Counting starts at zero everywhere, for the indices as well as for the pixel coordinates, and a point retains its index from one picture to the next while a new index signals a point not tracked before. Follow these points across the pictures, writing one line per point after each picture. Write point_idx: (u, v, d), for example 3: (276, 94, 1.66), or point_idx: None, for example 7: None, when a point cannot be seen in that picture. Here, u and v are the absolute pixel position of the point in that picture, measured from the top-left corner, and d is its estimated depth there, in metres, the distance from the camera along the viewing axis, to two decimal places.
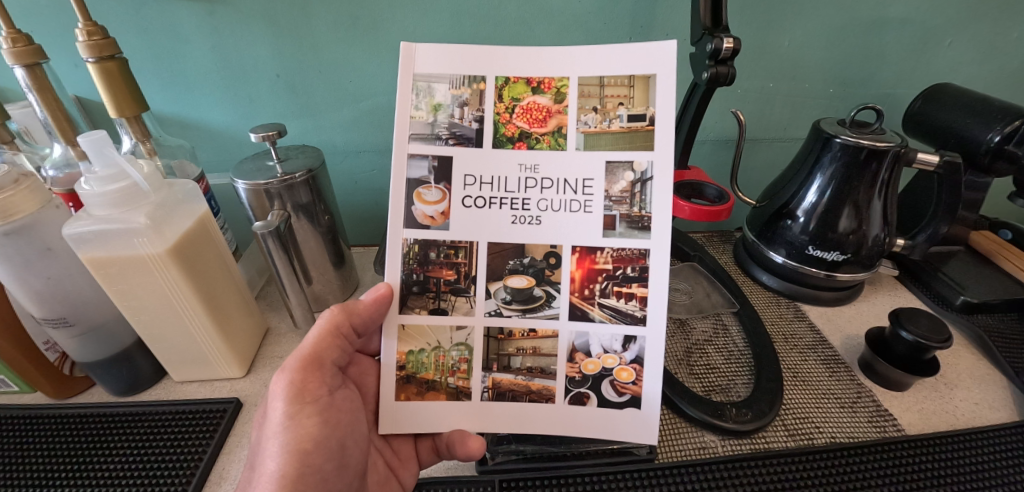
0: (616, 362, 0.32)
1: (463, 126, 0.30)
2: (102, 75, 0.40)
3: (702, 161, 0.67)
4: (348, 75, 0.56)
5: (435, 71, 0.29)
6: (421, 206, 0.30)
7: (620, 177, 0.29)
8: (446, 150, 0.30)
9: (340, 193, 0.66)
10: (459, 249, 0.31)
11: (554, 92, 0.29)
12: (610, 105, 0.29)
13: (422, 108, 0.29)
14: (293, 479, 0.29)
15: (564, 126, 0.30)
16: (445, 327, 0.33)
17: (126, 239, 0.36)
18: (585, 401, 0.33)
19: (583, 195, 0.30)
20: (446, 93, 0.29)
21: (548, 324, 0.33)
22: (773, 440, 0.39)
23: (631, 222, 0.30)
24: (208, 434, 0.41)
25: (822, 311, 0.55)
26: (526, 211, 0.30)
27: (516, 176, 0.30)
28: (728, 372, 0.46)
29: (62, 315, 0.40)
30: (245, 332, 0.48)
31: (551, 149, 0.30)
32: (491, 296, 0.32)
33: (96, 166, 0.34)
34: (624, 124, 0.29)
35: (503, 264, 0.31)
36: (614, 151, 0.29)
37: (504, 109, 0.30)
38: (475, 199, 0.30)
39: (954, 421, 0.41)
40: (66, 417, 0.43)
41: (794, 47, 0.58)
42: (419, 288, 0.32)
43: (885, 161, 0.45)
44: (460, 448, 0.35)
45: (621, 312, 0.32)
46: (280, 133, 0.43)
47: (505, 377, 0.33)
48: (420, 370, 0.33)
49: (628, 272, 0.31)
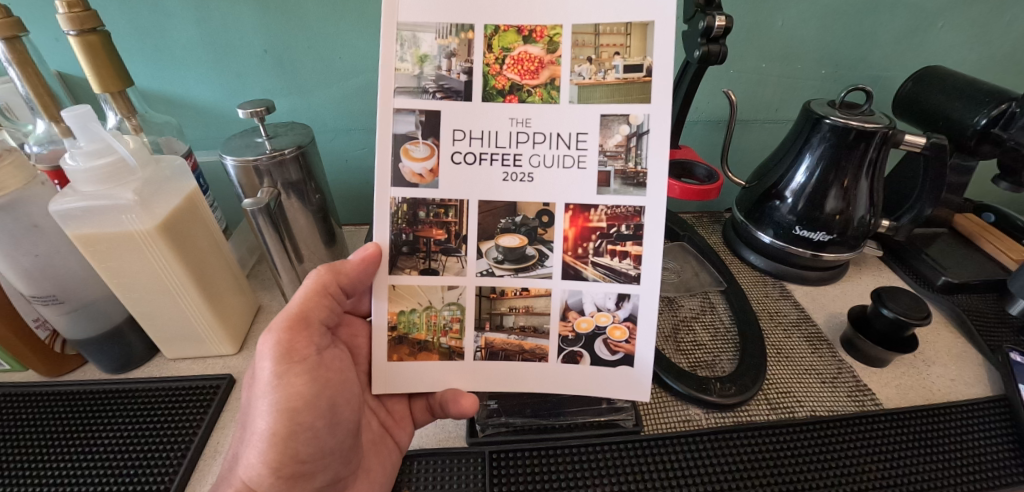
0: (609, 321, 0.33)
1: (451, 78, 0.30)
2: (83, 49, 0.39)
3: (692, 141, 0.68)
4: (338, 51, 0.55)
5: (420, 19, 0.29)
6: (409, 163, 0.30)
7: (615, 131, 0.29)
8: (434, 105, 0.30)
9: (330, 172, 0.66)
10: (449, 208, 0.31)
11: (546, 42, 0.29)
12: (606, 55, 0.29)
13: (406, 60, 0.29)
14: (284, 436, 0.30)
15: (557, 77, 0.29)
16: (437, 288, 0.33)
17: (113, 216, 0.35)
18: (578, 360, 0.34)
19: (577, 149, 0.30)
20: (433, 43, 0.29)
21: (540, 282, 0.33)
22: (756, 413, 0.40)
23: (626, 178, 0.30)
24: (203, 408, 0.41)
25: (807, 290, 0.56)
26: (518, 168, 0.30)
27: (507, 130, 0.30)
28: (714, 348, 0.47)
29: (52, 293, 0.40)
30: (237, 309, 0.49)
31: (543, 102, 0.30)
32: (483, 256, 0.33)
33: (81, 140, 0.34)
34: (620, 75, 0.29)
35: (495, 223, 0.31)
36: (608, 104, 0.29)
37: (494, 60, 0.29)
38: (464, 155, 0.30)
39: (930, 396, 0.43)
40: (60, 394, 0.43)
41: (787, 28, 0.58)
42: (408, 248, 0.32)
43: (873, 142, 0.45)
44: (453, 406, 0.36)
45: (615, 271, 0.32)
46: (268, 109, 0.42)
47: (497, 336, 0.34)
48: (412, 331, 0.34)
49: (622, 230, 0.31)
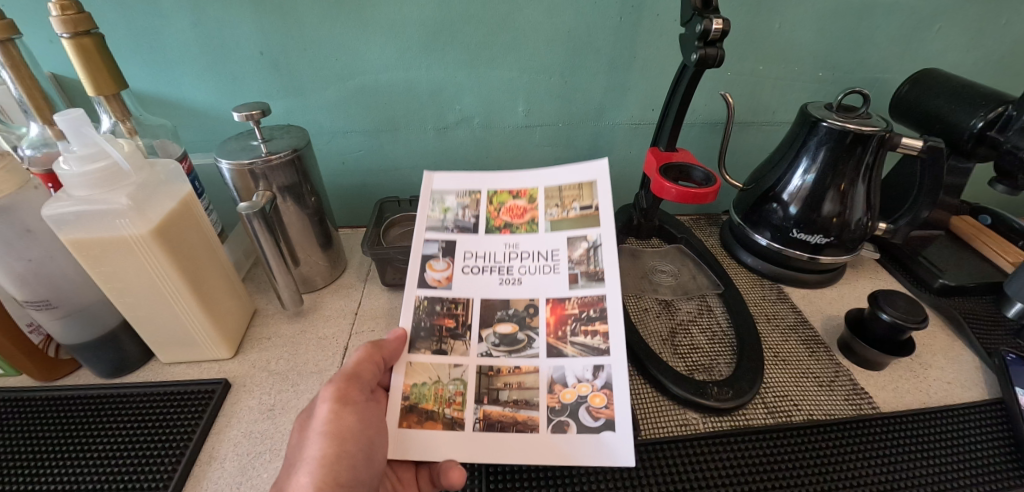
0: (589, 390, 0.37)
1: (464, 219, 0.46)
2: (77, 52, 0.39)
3: (689, 144, 0.68)
4: (335, 54, 0.55)
5: (446, 187, 0.48)
6: (431, 273, 0.43)
7: (578, 247, 0.43)
8: (452, 237, 0.45)
9: (328, 175, 0.66)
10: (458, 303, 0.42)
11: (527, 198, 0.47)
12: (569, 201, 0.45)
13: (436, 211, 0.46)
14: (330, 459, 0.30)
15: (536, 217, 0.45)
16: (445, 365, 0.39)
17: (107, 220, 0.35)
18: (565, 430, 0.35)
19: (554, 260, 0.43)
20: (453, 201, 0.47)
21: (528, 360, 0.39)
22: (754, 417, 0.40)
23: (589, 275, 0.42)
24: (198, 414, 0.41)
25: (804, 293, 0.56)
26: (510, 275, 0.43)
27: (502, 251, 0.45)
28: (711, 352, 0.47)
29: (44, 298, 0.39)
30: (233, 313, 0.48)
31: (527, 232, 0.45)
32: (482, 341, 0.40)
33: (74, 145, 0.33)
34: (578, 211, 0.45)
35: (492, 314, 0.42)
36: (572, 230, 0.44)
37: (494, 211, 0.46)
38: (471, 267, 0.44)
39: (927, 399, 0.43)
40: (55, 399, 0.43)
41: (785, 30, 0.58)
42: (426, 333, 0.41)
43: (870, 145, 0.46)
44: (442, 480, 0.33)
45: (592, 348, 0.39)
46: (263, 112, 0.42)
47: (494, 409, 0.37)
48: (422, 402, 0.37)
49: (591, 313, 0.40)
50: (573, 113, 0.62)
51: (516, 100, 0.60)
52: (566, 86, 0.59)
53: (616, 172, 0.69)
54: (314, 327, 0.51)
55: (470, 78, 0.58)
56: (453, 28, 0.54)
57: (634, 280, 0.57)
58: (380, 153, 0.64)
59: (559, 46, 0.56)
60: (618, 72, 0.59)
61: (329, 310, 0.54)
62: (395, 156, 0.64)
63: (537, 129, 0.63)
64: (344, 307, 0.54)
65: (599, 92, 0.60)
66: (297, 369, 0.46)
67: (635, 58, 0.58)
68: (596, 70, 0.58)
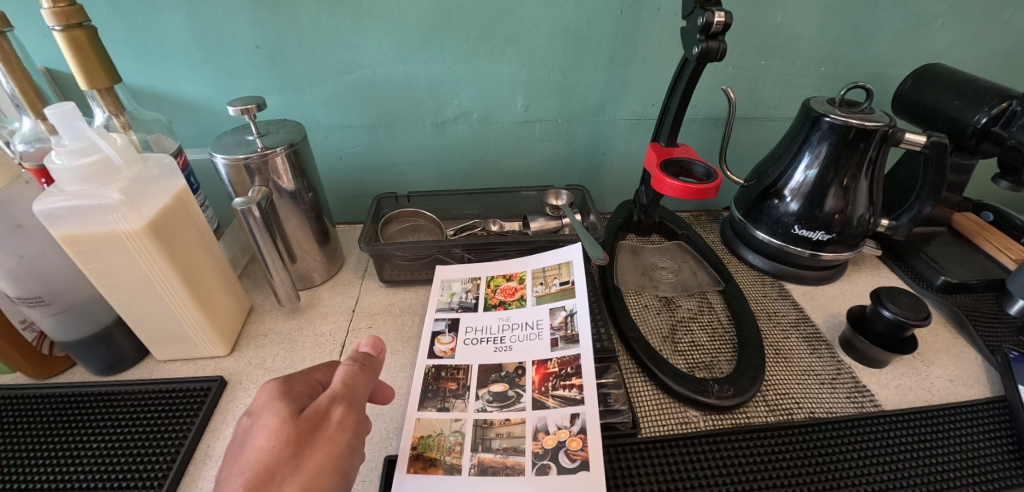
0: (567, 435, 0.35)
1: (467, 300, 0.49)
2: (70, 45, 0.38)
3: (690, 140, 0.67)
4: (331, 48, 0.54)
5: (454, 274, 0.53)
6: (440, 345, 0.45)
7: (557, 315, 0.46)
8: (456, 314, 0.48)
9: (325, 170, 0.65)
10: (460, 368, 0.42)
11: (518, 278, 0.51)
12: (551, 277, 0.50)
13: (444, 295, 0.50)
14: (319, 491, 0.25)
15: (524, 293, 0.49)
16: (448, 419, 0.37)
17: (99, 216, 0.34)
18: (547, 472, 0.32)
19: (537, 327, 0.45)
20: (460, 286, 0.51)
21: (516, 413, 0.37)
22: (755, 415, 0.40)
23: (567, 338, 0.43)
24: (193, 412, 0.41)
25: (805, 290, 0.56)
26: (502, 343, 0.44)
27: (497, 323, 0.46)
28: (712, 349, 0.46)
29: (37, 295, 0.38)
30: (229, 311, 0.48)
31: (518, 306, 0.48)
32: (477, 398, 0.39)
33: (66, 139, 0.33)
34: (558, 285, 0.49)
35: (488, 376, 0.41)
36: (553, 300, 0.47)
37: (491, 292, 0.50)
38: (470, 339, 0.45)
39: (929, 397, 0.42)
40: (49, 397, 0.42)
41: (787, 25, 0.57)
42: (432, 393, 0.40)
43: (873, 140, 0.45)
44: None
45: (569, 399, 0.38)
46: (259, 107, 0.42)
47: (487, 455, 0.34)
48: (426, 451, 0.35)
49: (569, 370, 0.40)
50: (573, 108, 0.61)
51: (516, 96, 0.60)
52: (565, 81, 0.59)
53: (616, 168, 0.69)
54: (311, 324, 0.51)
55: (469, 73, 0.57)
56: (452, 22, 0.53)
57: (634, 276, 0.56)
58: (377, 148, 0.63)
59: (558, 40, 0.55)
60: (617, 68, 0.58)
61: (326, 307, 0.53)
62: (394, 151, 0.64)
63: (536, 124, 0.62)
64: (341, 304, 0.53)
65: (598, 87, 0.60)
66: (293, 366, 0.45)
67: (635, 52, 0.57)
68: (595, 66, 0.58)
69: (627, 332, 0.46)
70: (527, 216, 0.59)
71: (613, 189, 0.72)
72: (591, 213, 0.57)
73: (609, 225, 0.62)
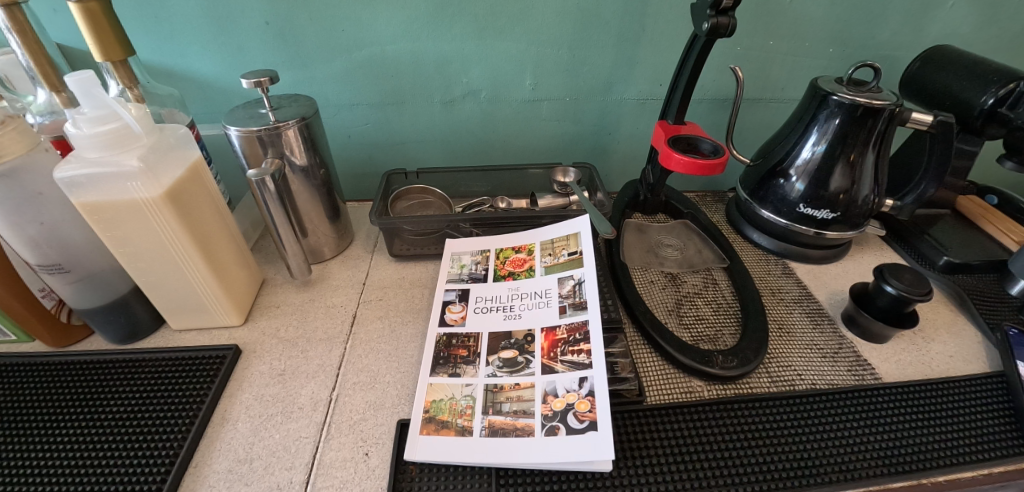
0: (576, 398, 0.36)
1: (476, 271, 0.50)
2: (85, 16, 0.38)
3: (696, 121, 0.68)
4: (341, 25, 0.54)
5: (464, 248, 0.54)
6: (450, 314, 0.46)
7: (566, 284, 0.46)
8: (466, 285, 0.49)
9: (334, 147, 0.66)
10: (470, 336, 0.43)
11: (526, 251, 0.52)
12: (558, 248, 0.51)
13: (455, 267, 0.51)
14: None
15: (533, 265, 0.50)
16: (459, 383, 0.38)
17: (119, 183, 0.35)
18: (555, 433, 0.34)
19: (545, 295, 0.46)
20: (469, 259, 0.52)
21: (526, 377, 0.38)
22: (757, 385, 0.41)
23: (575, 305, 0.44)
24: (210, 378, 0.41)
25: (809, 268, 0.56)
26: (512, 311, 0.45)
27: (506, 293, 0.47)
28: (716, 323, 0.47)
29: (57, 262, 0.39)
30: (242, 283, 0.49)
31: (526, 276, 0.49)
32: (488, 364, 0.40)
33: (85, 107, 0.33)
34: (566, 255, 0.50)
35: (498, 343, 0.42)
36: (561, 270, 0.48)
37: (501, 263, 0.51)
38: (480, 308, 0.46)
39: (929, 371, 0.43)
40: (69, 364, 0.43)
41: (797, 5, 0.57)
42: (445, 359, 0.41)
43: (881, 118, 0.45)
44: None
45: (578, 363, 0.39)
46: (271, 79, 0.42)
47: (497, 418, 0.35)
48: (439, 413, 0.36)
49: (577, 336, 0.41)
50: (581, 88, 0.62)
51: (524, 75, 0.60)
52: (573, 61, 0.59)
53: (622, 149, 0.69)
54: (323, 296, 0.52)
55: (478, 52, 0.57)
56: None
57: (639, 253, 0.57)
58: (386, 125, 0.64)
59: (567, 19, 0.55)
60: (626, 46, 0.58)
61: (337, 281, 0.54)
62: (402, 129, 0.64)
63: (544, 104, 0.63)
64: (351, 278, 0.54)
65: (606, 66, 0.60)
66: (306, 336, 0.47)
67: (644, 32, 0.57)
68: (604, 44, 0.58)
69: (633, 305, 0.47)
70: (534, 193, 0.60)
71: (619, 170, 0.72)
72: (598, 191, 0.58)
73: (616, 204, 0.63)
